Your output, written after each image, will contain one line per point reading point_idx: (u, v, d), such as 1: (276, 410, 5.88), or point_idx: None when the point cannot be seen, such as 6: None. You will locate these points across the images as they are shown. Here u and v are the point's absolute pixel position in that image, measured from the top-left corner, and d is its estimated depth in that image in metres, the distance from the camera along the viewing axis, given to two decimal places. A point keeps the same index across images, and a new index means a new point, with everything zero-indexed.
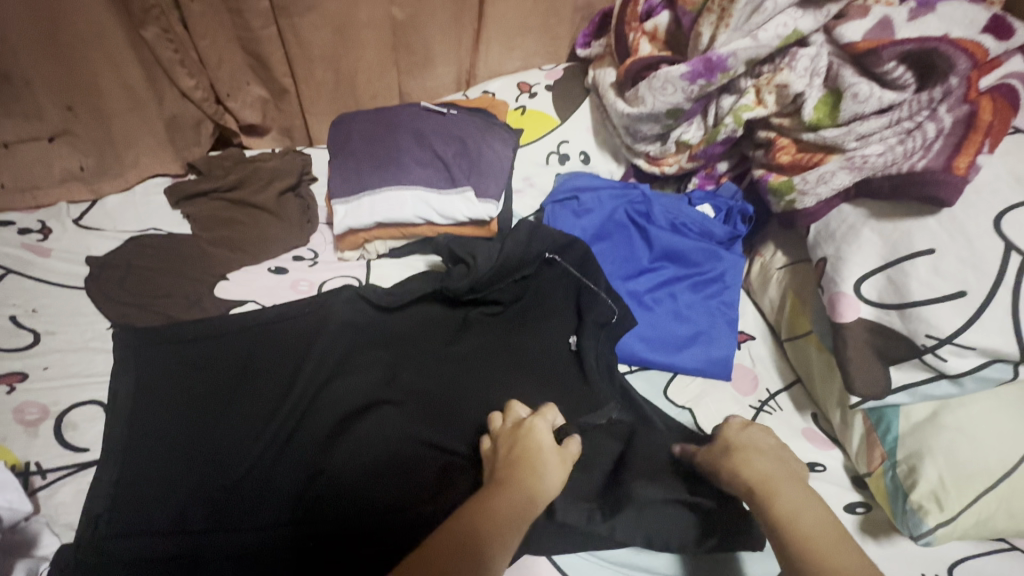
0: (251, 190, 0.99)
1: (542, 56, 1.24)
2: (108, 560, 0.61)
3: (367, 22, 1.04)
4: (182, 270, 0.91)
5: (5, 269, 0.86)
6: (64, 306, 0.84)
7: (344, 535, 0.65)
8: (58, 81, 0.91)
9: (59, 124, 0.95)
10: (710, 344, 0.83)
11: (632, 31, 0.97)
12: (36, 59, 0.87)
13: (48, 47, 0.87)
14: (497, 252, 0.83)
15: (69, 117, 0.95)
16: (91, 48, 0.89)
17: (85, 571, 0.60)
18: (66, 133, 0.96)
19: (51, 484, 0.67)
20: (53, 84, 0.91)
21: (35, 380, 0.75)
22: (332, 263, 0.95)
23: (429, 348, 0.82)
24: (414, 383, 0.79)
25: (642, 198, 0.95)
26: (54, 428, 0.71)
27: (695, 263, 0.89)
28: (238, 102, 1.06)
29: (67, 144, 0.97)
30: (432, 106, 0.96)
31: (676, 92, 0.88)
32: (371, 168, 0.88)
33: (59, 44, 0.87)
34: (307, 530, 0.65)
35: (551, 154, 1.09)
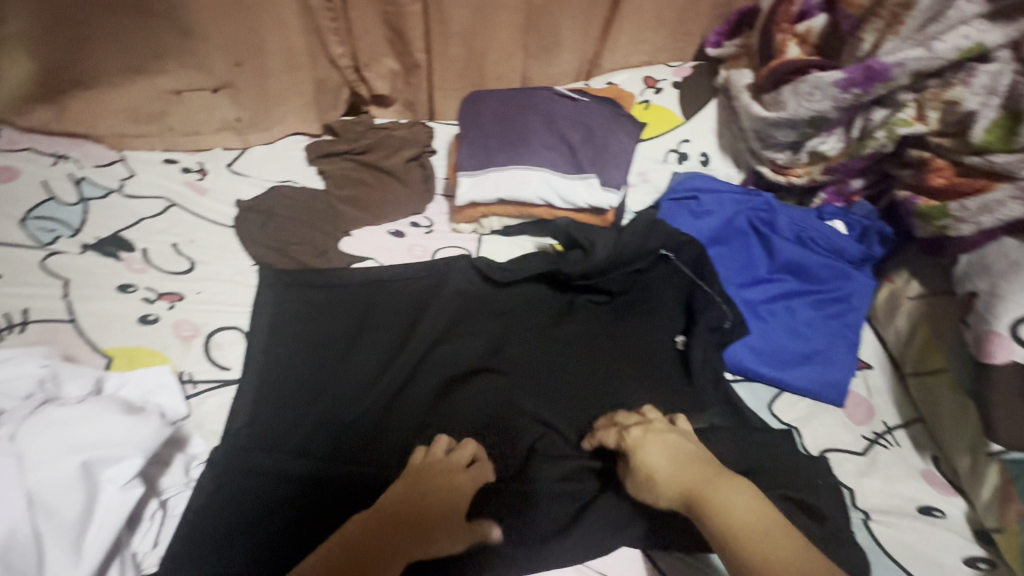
0: (381, 155, 1.05)
1: (668, 52, 1.22)
2: (244, 468, 0.68)
3: (506, 4, 1.06)
4: (315, 223, 0.98)
5: (172, 202, 0.98)
6: (217, 241, 0.94)
7: None
8: (227, 39, 1.00)
9: (224, 78, 1.05)
10: (827, 365, 0.80)
11: (781, 33, 0.93)
12: (213, 18, 0.98)
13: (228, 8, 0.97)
14: (613, 241, 0.85)
15: (236, 72, 1.04)
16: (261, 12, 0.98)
17: (227, 475, 0.67)
18: (228, 87, 1.06)
19: (200, 393, 0.75)
20: (225, 41, 1.00)
21: (190, 301, 0.85)
22: (448, 233, 1.00)
23: (535, 327, 0.84)
24: (518, 359, 0.81)
25: (765, 207, 0.92)
26: (203, 346, 0.80)
27: (820, 279, 0.86)
28: (373, 73, 1.13)
29: (228, 96, 1.07)
30: (565, 91, 0.97)
31: (824, 99, 0.84)
32: (500, 146, 0.90)
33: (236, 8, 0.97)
34: None
35: (671, 152, 1.07)
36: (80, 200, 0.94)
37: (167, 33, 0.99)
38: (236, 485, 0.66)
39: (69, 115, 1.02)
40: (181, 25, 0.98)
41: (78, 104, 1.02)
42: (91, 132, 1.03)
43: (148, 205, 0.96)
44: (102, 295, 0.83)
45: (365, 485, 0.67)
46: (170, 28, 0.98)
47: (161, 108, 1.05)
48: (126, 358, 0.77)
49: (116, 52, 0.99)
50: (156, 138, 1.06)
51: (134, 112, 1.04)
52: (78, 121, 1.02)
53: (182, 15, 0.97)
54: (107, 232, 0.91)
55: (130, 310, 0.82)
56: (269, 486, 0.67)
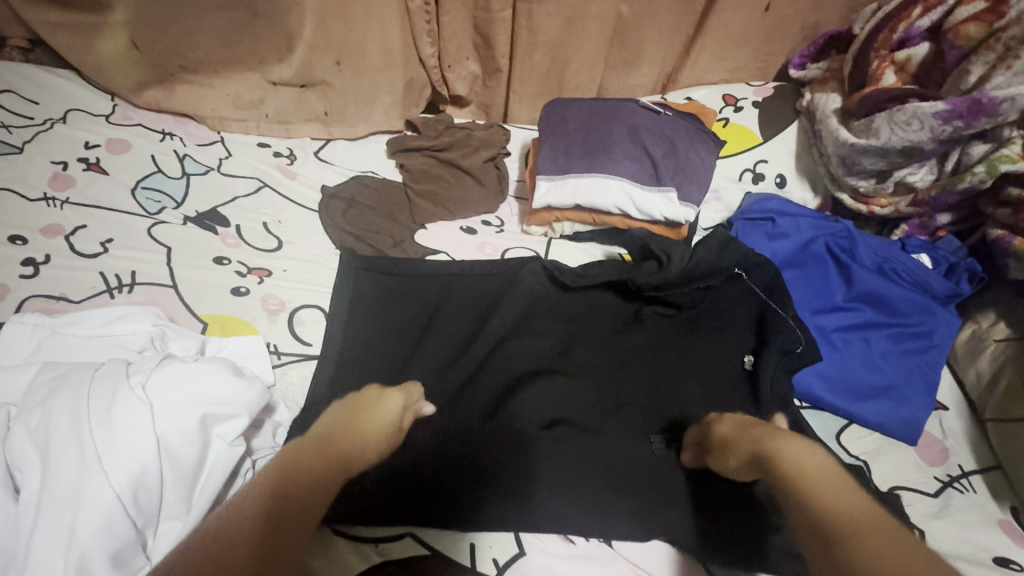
0: (459, 153, 1.09)
1: (749, 71, 1.22)
2: None
3: (596, 16, 1.08)
4: (392, 214, 1.03)
5: (263, 183, 1.04)
6: (302, 223, 0.99)
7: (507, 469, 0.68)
8: (327, 37, 1.06)
9: (321, 76, 1.11)
10: (901, 401, 0.78)
11: (877, 59, 0.91)
12: (317, 16, 1.03)
13: (334, 8, 1.02)
14: (688, 255, 0.86)
15: (334, 71, 1.10)
16: (362, 14, 1.04)
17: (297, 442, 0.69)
18: (323, 84, 1.12)
19: (284, 364, 0.79)
20: (327, 38, 1.06)
21: (277, 278, 0.90)
22: (517, 234, 1.02)
23: (601, 333, 0.85)
24: (582, 361, 0.82)
25: (846, 234, 0.91)
26: (288, 321, 0.85)
27: (901, 313, 0.83)
28: (455, 74, 1.17)
29: (320, 91, 1.12)
30: (648, 104, 0.98)
31: (921, 129, 0.82)
32: (581, 154, 0.92)
33: (341, 9, 1.03)
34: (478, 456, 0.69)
35: (746, 171, 1.06)
36: (182, 174, 1.02)
37: (274, 30, 1.04)
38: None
39: (176, 96, 1.09)
40: (286, 27, 1.04)
41: (186, 87, 1.09)
42: (195, 113, 1.09)
43: (242, 184, 1.03)
44: (200, 264, 0.89)
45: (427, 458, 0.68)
46: (277, 28, 1.04)
47: (260, 95, 1.11)
48: (217, 325, 0.82)
49: (224, 43, 1.05)
50: (252, 123, 1.12)
51: (236, 99, 1.10)
52: (184, 101, 1.09)
53: (288, 18, 1.03)
54: (205, 206, 0.98)
55: (224, 281, 0.88)
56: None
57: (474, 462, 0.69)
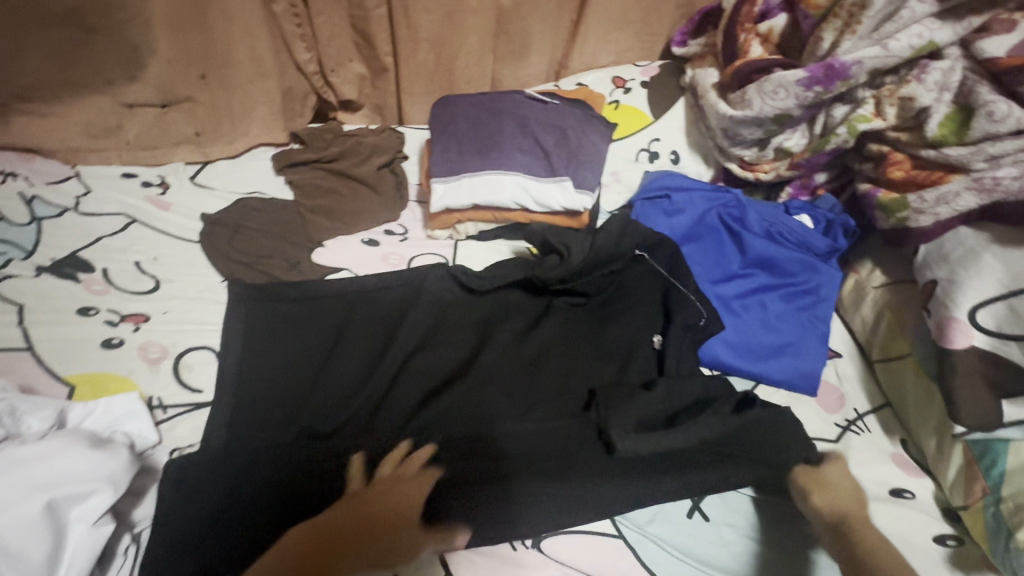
0: (351, 162, 1.03)
1: (636, 52, 1.24)
2: (204, 488, 0.64)
3: (475, 8, 1.06)
4: (285, 234, 0.96)
5: (132, 218, 0.94)
6: (181, 257, 0.90)
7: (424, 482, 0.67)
8: (184, 51, 0.96)
9: (183, 92, 1.01)
10: (799, 357, 0.82)
11: (744, 32, 0.95)
12: (168, 30, 0.93)
13: (187, 19, 0.93)
14: (587, 244, 0.85)
15: (199, 85, 1.01)
16: (220, 23, 0.95)
17: (179, 500, 0.63)
18: (187, 101, 1.02)
19: (172, 418, 0.72)
20: (185, 51, 0.96)
21: (156, 322, 0.81)
22: (422, 240, 0.99)
23: (513, 330, 0.84)
24: (497, 363, 0.80)
25: (735, 203, 0.94)
26: (172, 368, 0.77)
27: (790, 273, 0.88)
28: (340, 78, 1.11)
29: (186, 109, 1.02)
30: (535, 95, 0.97)
31: (788, 97, 0.86)
32: (473, 152, 0.90)
33: (196, 21, 0.94)
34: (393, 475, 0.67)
35: (642, 151, 1.08)
36: (32, 219, 0.90)
37: (118, 48, 0.93)
38: (194, 505, 0.63)
39: (14, 129, 0.95)
40: (132, 41, 0.93)
41: (23, 118, 0.95)
42: (41, 148, 0.97)
43: (107, 222, 0.92)
44: (61, 320, 0.79)
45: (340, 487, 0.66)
46: (120, 45, 0.93)
47: (116, 121, 0.99)
48: (89, 385, 0.73)
49: (60, 66, 0.93)
50: (114, 152, 1.00)
51: (89, 127, 0.98)
52: (24, 135, 0.96)
53: (132, 30, 0.92)
54: (65, 251, 0.87)
55: (92, 334, 0.78)
56: (234, 503, 0.64)
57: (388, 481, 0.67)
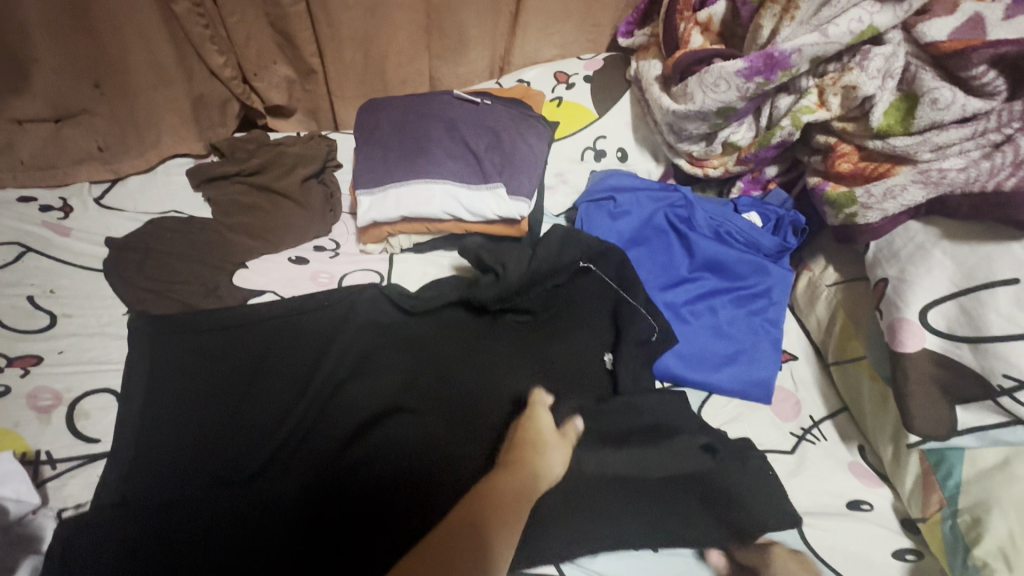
0: (275, 175, 0.95)
1: (581, 44, 1.18)
2: (98, 552, 0.58)
3: (401, 3, 0.98)
4: (202, 257, 0.88)
5: (26, 247, 0.85)
6: (82, 288, 0.82)
7: (348, 529, 0.61)
8: (76, 57, 0.88)
9: (82, 104, 0.92)
10: (752, 363, 0.78)
11: (683, 21, 0.89)
12: (53, 35, 0.85)
13: (72, 21, 0.84)
14: (526, 261, 0.79)
15: (96, 96, 0.92)
16: (111, 25, 0.86)
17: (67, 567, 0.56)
18: (88, 114, 0.93)
19: (60, 475, 0.64)
20: (76, 58, 0.88)
21: (49, 364, 0.73)
22: (354, 255, 0.92)
23: (453, 350, 0.78)
24: (441, 388, 0.74)
25: (683, 202, 0.90)
26: (66, 416, 0.69)
27: (740, 275, 0.83)
28: (264, 82, 1.03)
29: (87, 123, 0.93)
30: (466, 95, 0.90)
31: (729, 89, 0.81)
32: (399, 160, 0.83)
33: (84, 24, 0.85)
34: (316, 524, 0.62)
35: (587, 149, 1.02)
36: None
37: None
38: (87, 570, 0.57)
39: None
40: (15, 50, 0.84)
41: None
42: None
43: None
44: None
45: (280, 539, 0.60)
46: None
47: (5, 139, 0.90)
48: None
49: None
50: (7, 173, 0.91)
51: None
52: None
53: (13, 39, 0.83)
54: None
55: None
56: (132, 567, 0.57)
57: (334, 527, 0.62)
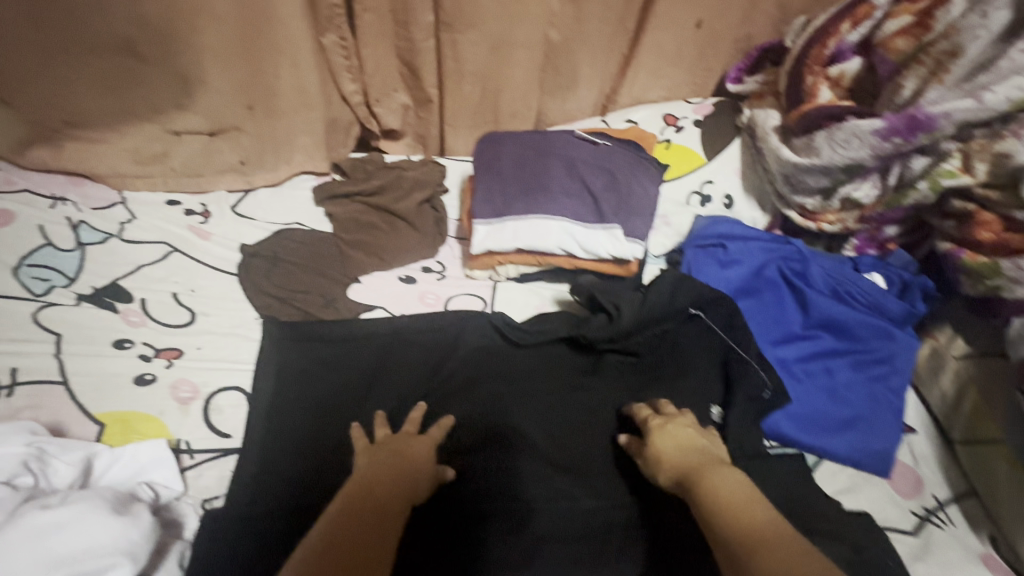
0: (391, 197, 1.01)
1: (689, 87, 1.19)
2: (232, 546, 0.62)
3: (524, 42, 1.02)
4: (322, 269, 0.94)
5: (172, 247, 0.94)
6: (219, 290, 0.89)
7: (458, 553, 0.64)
8: (234, 82, 0.96)
9: (233, 121, 1.01)
10: (870, 433, 0.75)
11: (812, 74, 0.88)
12: (217, 61, 0.93)
13: (235, 50, 0.93)
14: (637, 304, 0.80)
15: (246, 115, 1.01)
16: (266, 54, 0.94)
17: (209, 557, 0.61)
18: (235, 130, 1.02)
19: (198, 465, 0.69)
20: (234, 81, 0.96)
21: (190, 358, 0.80)
22: (460, 279, 0.96)
23: (558, 386, 0.79)
24: (545, 423, 0.75)
25: (798, 255, 0.88)
26: (202, 410, 0.74)
27: (860, 338, 0.80)
28: (384, 108, 1.09)
29: (232, 138, 1.02)
30: (585, 135, 0.93)
31: (862, 147, 0.79)
32: (518, 194, 0.86)
33: (246, 52, 0.93)
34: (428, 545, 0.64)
35: (693, 194, 1.03)
36: (78, 245, 0.90)
37: (166, 76, 0.93)
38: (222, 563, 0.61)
39: (67, 155, 0.96)
40: (182, 71, 0.93)
41: (78, 144, 0.97)
42: (91, 173, 0.97)
43: (148, 250, 0.92)
44: (97, 351, 0.78)
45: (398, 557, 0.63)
46: (168, 72, 0.93)
47: (162, 147, 1.00)
48: (120, 425, 0.71)
49: (111, 94, 0.93)
50: (159, 179, 1.01)
51: (136, 153, 0.99)
52: (76, 159, 0.97)
53: (182, 63, 0.92)
54: (105, 280, 0.87)
55: (126, 369, 0.77)
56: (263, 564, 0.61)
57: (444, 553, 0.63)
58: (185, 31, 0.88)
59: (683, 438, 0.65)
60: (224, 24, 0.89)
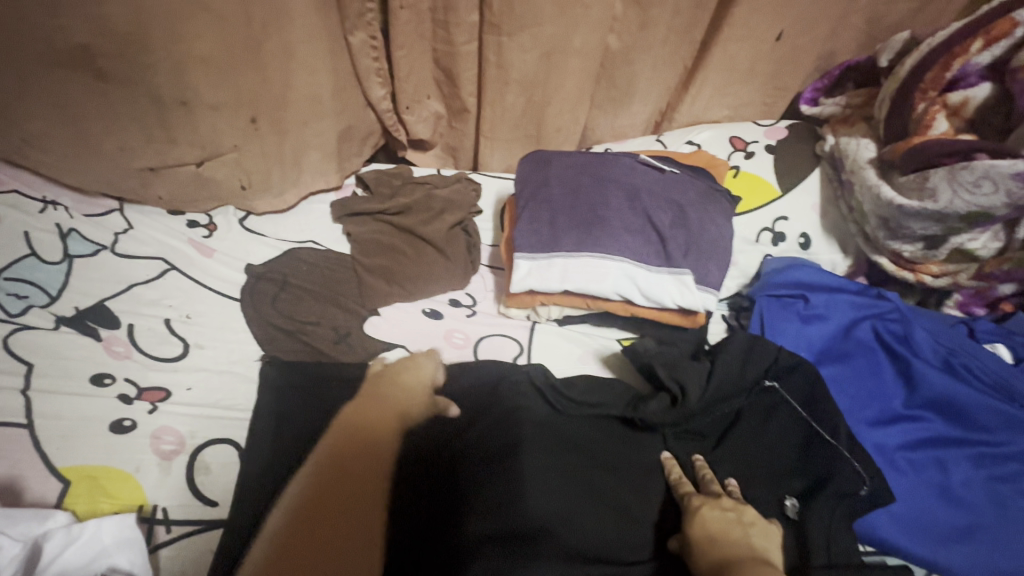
0: (419, 219, 0.89)
1: (756, 107, 1.06)
2: None
3: (580, 50, 0.89)
4: (337, 298, 0.82)
5: (171, 264, 0.83)
6: (218, 317, 0.78)
7: None
8: (236, 94, 0.81)
9: (233, 142, 0.86)
10: (999, 549, 0.59)
11: (925, 102, 0.75)
12: (211, 69, 0.77)
13: (236, 55, 0.77)
14: (705, 380, 0.67)
15: (251, 130, 0.86)
16: (280, 60, 0.81)
17: None
18: (234, 151, 0.87)
19: (175, 542, 0.58)
20: (238, 93, 0.81)
21: (177, 402, 0.68)
22: (493, 316, 0.83)
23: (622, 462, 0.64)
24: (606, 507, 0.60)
25: (896, 315, 0.74)
26: (186, 468, 0.63)
27: (983, 426, 0.66)
28: (414, 116, 0.97)
29: (231, 161, 0.88)
30: (650, 160, 0.81)
31: (996, 192, 0.66)
32: (570, 227, 0.73)
33: (248, 58, 0.78)
34: None
35: (764, 231, 0.88)
36: (65, 257, 0.80)
37: (136, 99, 0.77)
38: None
39: None
40: (179, 93, 0.78)
41: (46, 159, 0.82)
42: None
43: (143, 267, 0.82)
44: (73, 388, 0.67)
45: None
46: (139, 94, 0.76)
47: (140, 184, 0.87)
48: (87, 484, 0.60)
49: (69, 119, 0.77)
50: None
51: (118, 163, 0.84)
52: None
53: (183, 83, 0.77)
54: (91, 300, 0.76)
55: (103, 411, 0.66)
56: None
57: None
58: (160, 39, 0.72)
59: (718, 521, 0.55)
60: (223, 24, 0.73)
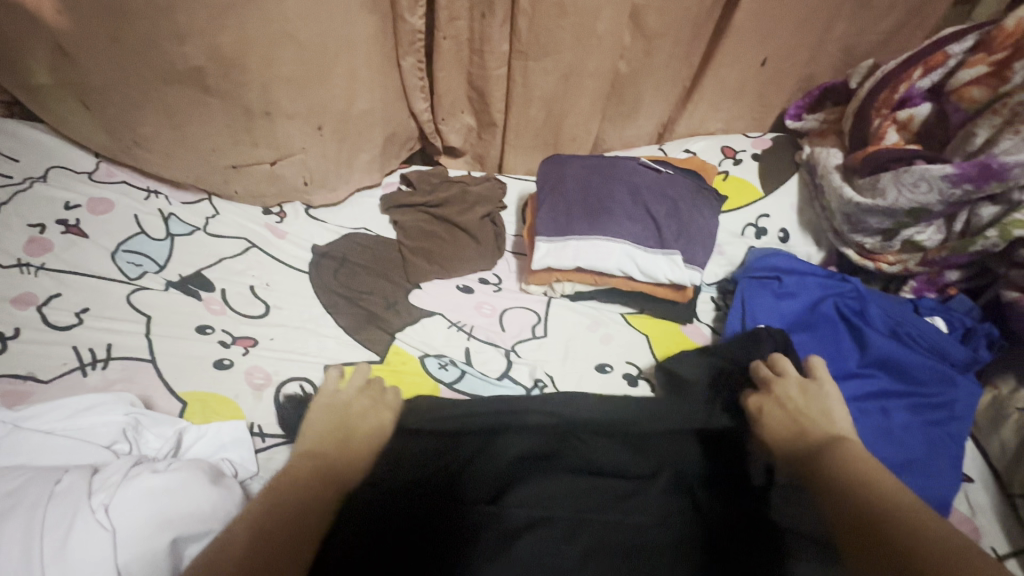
0: (455, 211, 1.06)
1: (746, 121, 1.21)
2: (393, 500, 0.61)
3: (593, 73, 1.06)
4: (386, 273, 0.99)
5: (251, 243, 1.01)
6: (291, 285, 0.95)
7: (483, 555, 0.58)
8: (308, 106, 0.99)
9: (300, 144, 1.03)
10: (927, 477, 0.73)
11: (880, 118, 0.90)
12: (292, 86, 0.95)
13: (312, 74, 0.94)
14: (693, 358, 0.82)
15: (317, 136, 1.03)
16: (344, 80, 0.98)
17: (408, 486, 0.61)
18: (301, 153, 1.05)
19: (269, 448, 0.74)
20: (310, 105, 0.99)
21: (263, 348, 0.85)
22: (516, 292, 0.99)
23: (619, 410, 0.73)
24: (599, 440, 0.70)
25: (855, 294, 0.89)
26: (273, 396, 0.79)
27: (920, 381, 0.80)
28: (449, 126, 1.15)
29: (299, 161, 1.06)
30: (649, 163, 0.97)
31: (930, 191, 0.81)
32: (581, 216, 0.89)
33: (321, 77, 0.96)
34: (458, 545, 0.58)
35: (748, 226, 1.03)
36: (167, 235, 0.98)
37: (229, 110, 0.95)
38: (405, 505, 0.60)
39: None
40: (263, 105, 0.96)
41: (152, 156, 1.01)
42: None
43: (229, 244, 0.99)
44: (181, 335, 0.84)
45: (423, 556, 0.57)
46: (232, 105, 0.95)
47: (223, 178, 1.05)
48: (199, 405, 0.76)
49: (174, 124, 0.96)
50: None
51: (208, 161, 1.02)
52: None
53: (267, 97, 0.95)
54: (190, 269, 0.94)
55: (206, 352, 0.83)
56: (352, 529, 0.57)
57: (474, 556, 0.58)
58: (254, 64, 0.90)
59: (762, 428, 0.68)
60: (304, 51, 0.91)
